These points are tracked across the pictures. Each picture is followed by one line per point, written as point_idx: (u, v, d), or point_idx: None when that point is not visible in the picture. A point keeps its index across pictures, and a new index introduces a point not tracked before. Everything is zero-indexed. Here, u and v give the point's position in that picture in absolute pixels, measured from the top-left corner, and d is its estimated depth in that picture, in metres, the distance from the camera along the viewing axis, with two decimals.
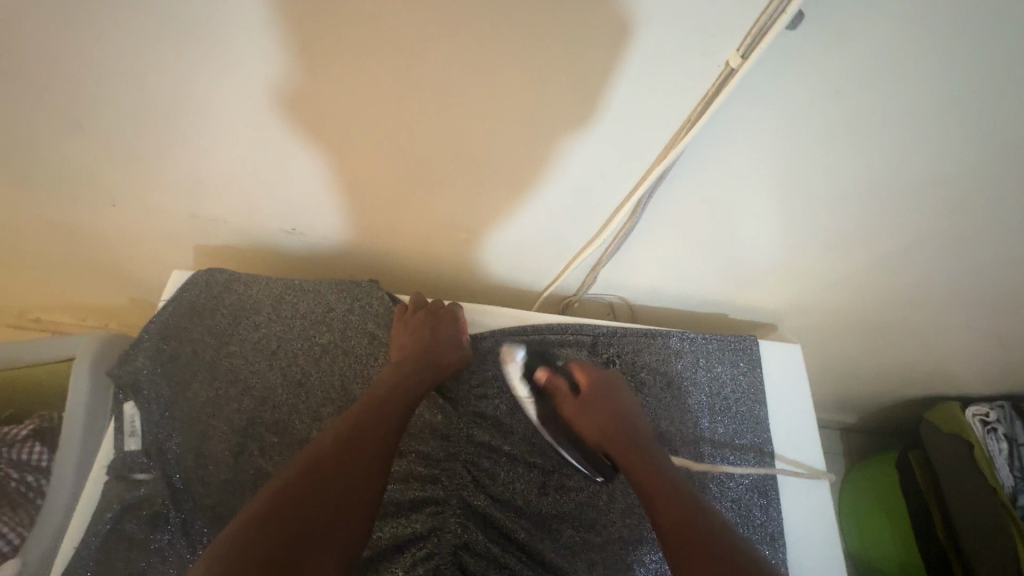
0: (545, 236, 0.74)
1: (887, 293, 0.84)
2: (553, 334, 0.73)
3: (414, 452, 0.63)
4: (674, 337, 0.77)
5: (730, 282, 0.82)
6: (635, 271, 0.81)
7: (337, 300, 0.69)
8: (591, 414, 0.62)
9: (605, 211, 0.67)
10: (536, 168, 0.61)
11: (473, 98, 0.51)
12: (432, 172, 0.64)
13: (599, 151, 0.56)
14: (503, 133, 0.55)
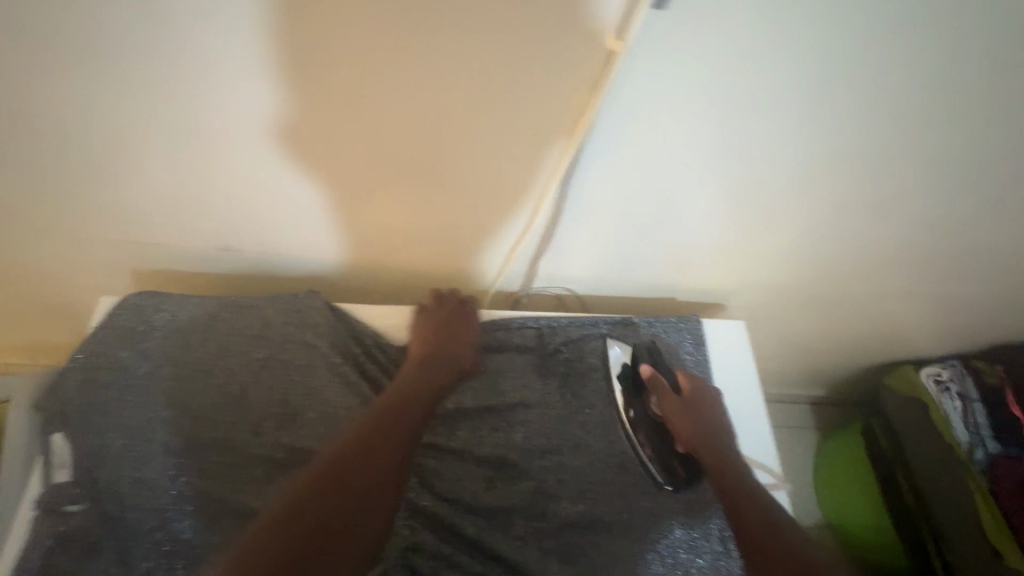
0: (480, 233, 0.74)
1: (823, 262, 0.86)
2: (496, 330, 0.74)
3: None
4: (617, 323, 0.78)
5: (671, 264, 0.83)
6: (577, 261, 0.81)
7: (275, 313, 0.69)
8: (689, 416, 0.68)
9: (529, 201, 0.68)
10: (458, 158, 0.62)
11: (387, 77, 0.54)
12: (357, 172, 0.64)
13: (515, 134, 0.59)
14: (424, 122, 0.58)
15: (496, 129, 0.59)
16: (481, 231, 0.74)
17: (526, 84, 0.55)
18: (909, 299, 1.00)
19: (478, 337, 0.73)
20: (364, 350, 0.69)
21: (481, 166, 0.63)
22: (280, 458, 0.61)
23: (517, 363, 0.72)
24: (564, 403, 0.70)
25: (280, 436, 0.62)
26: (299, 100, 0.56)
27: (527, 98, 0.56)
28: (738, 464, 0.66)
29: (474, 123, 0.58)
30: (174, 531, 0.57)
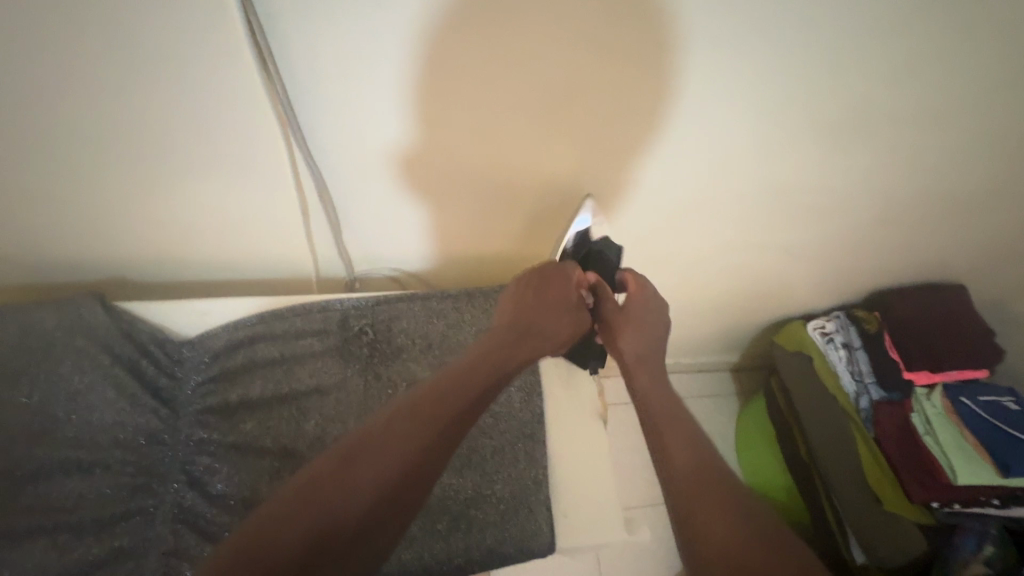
0: (257, 213, 0.67)
1: (657, 206, 0.80)
2: (292, 315, 0.69)
3: (121, 464, 0.59)
4: (431, 298, 0.73)
5: (486, 233, 0.79)
6: (381, 235, 0.75)
7: (44, 319, 0.63)
8: (624, 325, 0.64)
9: (283, 172, 0.62)
10: (181, 131, 0.56)
11: (34, 46, 0.47)
12: (80, 156, 0.58)
13: (225, 100, 0.53)
14: (114, 92, 0.52)
15: (186, 89, 0.52)
16: (257, 213, 0.67)
17: (179, 35, 0.47)
18: (774, 237, 0.95)
19: (269, 325, 0.68)
20: (141, 352, 0.65)
21: (204, 134, 0.57)
22: (28, 473, 0.57)
23: (315, 348, 0.68)
24: (366, 384, 0.68)
25: (33, 449, 0.58)
26: None
27: (189, 49, 0.49)
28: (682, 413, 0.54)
29: (152, 79, 0.51)
30: None
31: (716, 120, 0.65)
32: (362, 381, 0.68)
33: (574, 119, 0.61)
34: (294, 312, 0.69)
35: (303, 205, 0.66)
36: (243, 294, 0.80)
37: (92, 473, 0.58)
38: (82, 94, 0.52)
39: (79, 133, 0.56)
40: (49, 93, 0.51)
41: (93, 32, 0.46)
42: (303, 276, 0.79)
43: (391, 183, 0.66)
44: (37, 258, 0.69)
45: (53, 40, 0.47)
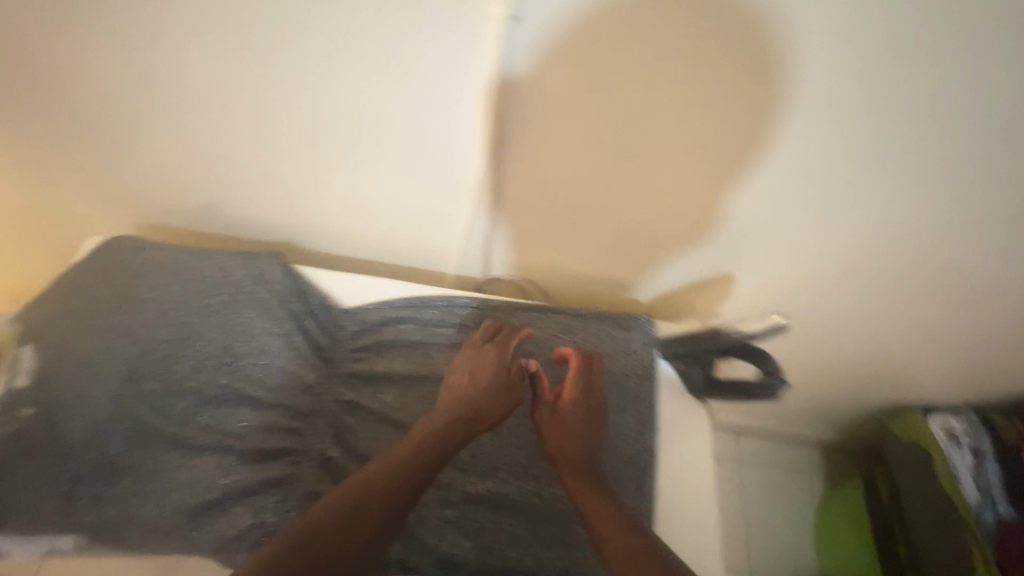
0: (428, 210, 0.75)
1: (798, 271, 0.76)
2: (437, 304, 0.75)
3: (282, 406, 0.67)
4: (561, 313, 0.78)
5: (619, 267, 0.81)
6: (524, 249, 0.79)
7: (237, 268, 0.74)
8: (559, 425, 0.62)
9: (468, 175, 0.69)
10: (397, 128, 0.65)
11: (318, 42, 0.57)
12: (308, 134, 0.68)
13: (445, 108, 0.61)
14: (360, 86, 0.61)
15: (409, 87, 0.60)
16: (427, 211, 0.75)
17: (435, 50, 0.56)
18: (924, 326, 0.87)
19: (416, 309, 0.75)
20: (310, 311, 0.74)
21: (405, 126, 0.64)
22: (212, 396, 0.66)
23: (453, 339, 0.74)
24: None
25: (217, 377, 0.67)
26: (249, 64, 0.60)
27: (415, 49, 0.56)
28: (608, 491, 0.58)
29: (392, 78, 0.59)
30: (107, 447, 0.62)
31: (833, 186, 0.62)
32: None
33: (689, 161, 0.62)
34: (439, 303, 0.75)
35: (471, 210, 0.73)
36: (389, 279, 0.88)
37: (260, 408, 0.67)
38: (316, 78, 0.61)
39: (302, 110, 0.65)
40: (292, 72, 0.61)
41: (364, 32, 0.55)
42: (442, 273, 0.86)
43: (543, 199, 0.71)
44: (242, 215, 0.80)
45: (329, 34, 0.56)
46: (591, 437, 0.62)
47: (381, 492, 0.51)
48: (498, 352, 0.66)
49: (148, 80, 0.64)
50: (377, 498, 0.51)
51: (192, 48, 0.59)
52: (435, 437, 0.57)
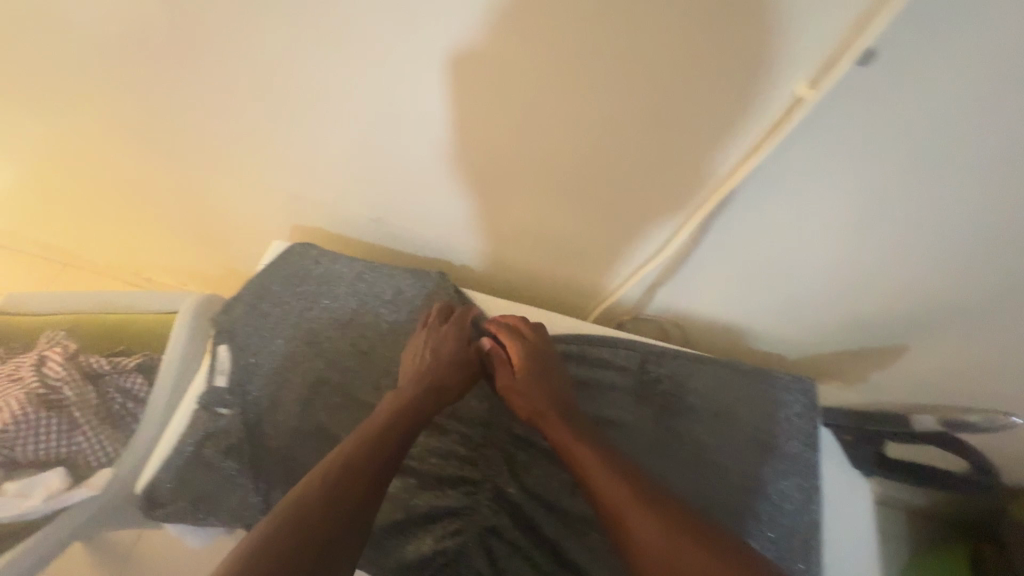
0: (608, 249, 0.75)
1: (991, 370, 0.71)
2: (604, 346, 0.76)
3: (455, 433, 0.67)
4: (723, 365, 0.76)
5: (783, 326, 0.79)
6: (692, 294, 0.79)
7: (406, 284, 0.73)
8: (528, 390, 0.63)
9: (667, 227, 0.68)
10: (609, 176, 0.65)
11: (563, 94, 0.57)
12: (510, 168, 0.68)
13: (673, 168, 0.60)
14: (589, 138, 0.61)
15: (644, 145, 0.59)
16: (606, 250, 0.76)
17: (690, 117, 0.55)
18: None
19: (581, 349, 0.76)
20: None
21: (618, 177, 0.64)
22: None
23: (618, 382, 0.75)
24: (657, 429, 0.73)
25: (395, 394, 0.68)
26: (482, 102, 0.61)
27: (684, 95, 0.53)
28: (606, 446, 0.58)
29: (627, 138, 0.59)
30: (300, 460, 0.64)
31: (879, 206, 0.56)
32: (653, 424, 0.73)
33: (601, 153, 0.62)
34: (606, 345, 0.76)
35: (653, 259, 0.72)
36: (542, 299, 0.90)
37: (436, 432, 0.67)
38: (556, 110, 0.59)
39: (529, 137, 0.63)
40: (534, 100, 0.59)
41: (619, 92, 0.55)
42: (597, 304, 0.86)
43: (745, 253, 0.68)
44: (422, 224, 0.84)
45: (580, 88, 0.56)
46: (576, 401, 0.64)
47: (347, 465, 0.53)
48: (455, 337, 0.67)
49: (379, 99, 0.65)
50: (368, 467, 0.54)
51: (429, 81, 0.61)
52: (410, 408, 0.60)
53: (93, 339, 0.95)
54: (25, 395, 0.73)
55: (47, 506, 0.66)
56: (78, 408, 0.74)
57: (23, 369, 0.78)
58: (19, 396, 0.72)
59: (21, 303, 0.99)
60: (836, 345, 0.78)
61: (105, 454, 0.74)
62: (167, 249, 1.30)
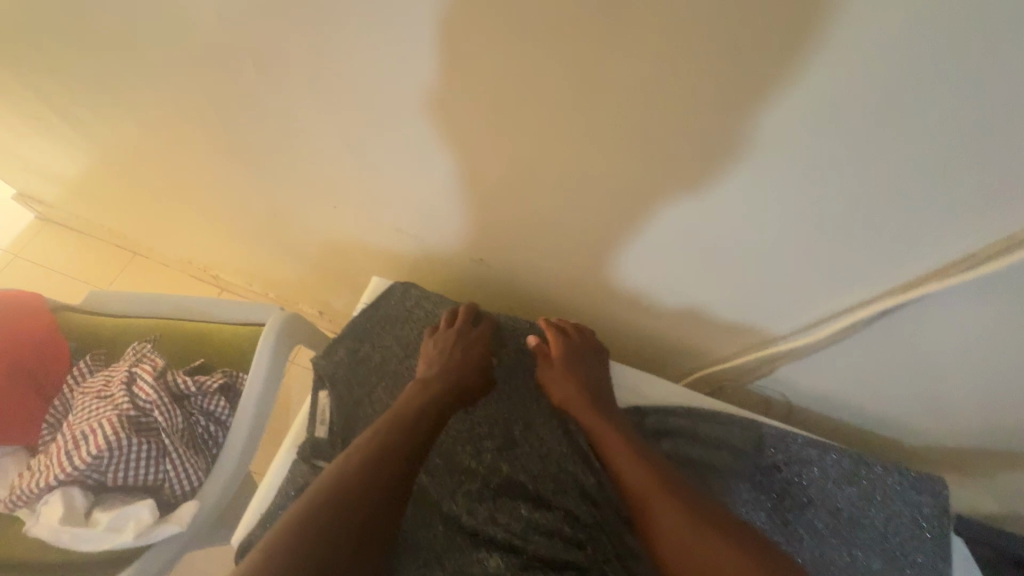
0: (736, 318, 0.72)
1: None
2: (715, 423, 0.73)
3: (562, 510, 0.62)
4: (847, 458, 0.69)
5: (917, 421, 0.74)
6: (822, 377, 0.74)
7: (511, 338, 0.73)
8: (563, 382, 0.67)
9: (826, 310, 0.63)
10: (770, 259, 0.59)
11: (752, 181, 0.51)
12: (652, 237, 0.64)
13: (857, 262, 0.55)
14: (764, 224, 0.55)
15: (830, 237, 0.53)
16: (732, 319, 0.72)
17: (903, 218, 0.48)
18: None
19: (692, 423, 0.73)
20: None
21: (785, 259, 0.59)
22: (495, 483, 0.63)
23: (730, 464, 0.71)
24: (772, 522, 0.68)
25: (499, 462, 0.64)
26: (648, 177, 0.55)
27: (892, 214, 0.48)
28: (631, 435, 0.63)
29: (814, 228, 0.53)
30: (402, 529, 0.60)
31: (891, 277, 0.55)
32: (768, 517, 0.68)
33: (767, 237, 0.56)
34: (719, 422, 0.72)
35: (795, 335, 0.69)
36: (641, 348, 0.89)
37: (542, 508, 0.62)
38: (728, 207, 0.55)
39: (688, 222, 0.59)
40: (709, 198, 0.55)
41: (825, 186, 0.48)
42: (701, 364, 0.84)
43: (895, 350, 0.64)
44: (531, 269, 0.82)
45: (776, 178, 0.50)
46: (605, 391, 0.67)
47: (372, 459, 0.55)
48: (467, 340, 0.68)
49: (518, 163, 0.61)
50: (401, 448, 0.57)
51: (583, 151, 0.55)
52: (449, 387, 0.64)
53: (183, 355, 0.94)
54: (116, 418, 0.70)
55: (136, 541, 0.64)
56: (167, 434, 0.73)
57: (113, 387, 0.76)
58: (109, 419, 0.70)
59: (105, 309, 0.98)
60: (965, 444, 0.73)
61: (190, 482, 0.73)
62: (239, 258, 1.28)
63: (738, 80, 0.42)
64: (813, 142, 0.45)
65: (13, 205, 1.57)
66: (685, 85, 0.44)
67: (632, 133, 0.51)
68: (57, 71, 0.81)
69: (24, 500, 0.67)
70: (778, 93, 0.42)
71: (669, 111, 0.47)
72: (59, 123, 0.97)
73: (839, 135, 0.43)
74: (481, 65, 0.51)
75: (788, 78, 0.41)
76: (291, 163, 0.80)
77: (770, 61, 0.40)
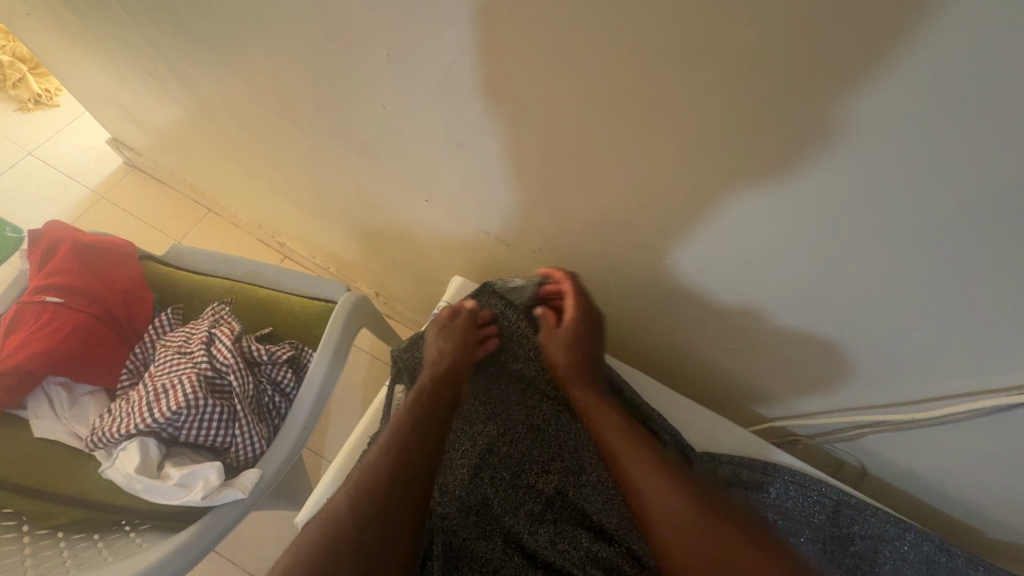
0: (827, 375, 0.69)
1: None
2: (793, 482, 0.69)
3: (626, 547, 0.61)
4: (927, 542, 0.64)
5: (1011, 515, 0.68)
6: (909, 453, 0.70)
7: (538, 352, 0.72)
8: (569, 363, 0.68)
9: (933, 383, 0.61)
10: (886, 318, 0.57)
11: (887, 245, 0.50)
12: (760, 281, 0.62)
13: (982, 338, 0.53)
14: (892, 287, 0.53)
15: (957, 310, 0.51)
16: (821, 373, 0.70)
17: None
18: None
19: (769, 480, 0.69)
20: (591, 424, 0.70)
21: (898, 325, 0.57)
22: (557, 505, 0.63)
23: (804, 527, 0.67)
24: None
25: (565, 486, 0.63)
26: (770, 225, 0.54)
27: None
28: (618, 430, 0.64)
29: (942, 298, 0.51)
30: (462, 539, 0.60)
31: (1009, 359, 0.53)
32: None
33: (885, 297, 0.55)
34: (796, 481, 0.69)
35: (890, 405, 0.67)
36: (712, 388, 0.86)
37: (606, 540, 0.62)
38: (848, 265, 0.54)
39: (806, 271, 0.58)
40: (840, 251, 0.53)
41: (970, 258, 0.46)
42: (775, 414, 0.81)
43: (1001, 440, 0.60)
44: (612, 292, 0.80)
45: (918, 244, 0.48)
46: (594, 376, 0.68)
47: (395, 463, 0.57)
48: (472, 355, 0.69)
49: (629, 187, 0.60)
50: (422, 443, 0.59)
51: (707, 187, 0.54)
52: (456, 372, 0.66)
53: (251, 322, 0.95)
54: (195, 377, 0.72)
55: (203, 500, 0.66)
56: (238, 400, 0.74)
57: (192, 345, 0.78)
58: (189, 377, 0.72)
59: (186, 266, 1.02)
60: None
61: (254, 449, 0.75)
62: (310, 232, 1.31)
63: (905, 147, 0.41)
64: (964, 212, 0.43)
65: (106, 148, 1.64)
66: (857, 143, 0.43)
67: (780, 178, 0.49)
68: (180, 33, 0.83)
69: (103, 442, 0.71)
70: (956, 167, 0.40)
71: (830, 166, 0.45)
72: (170, 81, 1.01)
73: (1000, 210, 0.41)
74: (628, 86, 0.48)
75: (983, 154, 0.39)
76: (387, 154, 0.80)
77: (964, 136, 0.38)
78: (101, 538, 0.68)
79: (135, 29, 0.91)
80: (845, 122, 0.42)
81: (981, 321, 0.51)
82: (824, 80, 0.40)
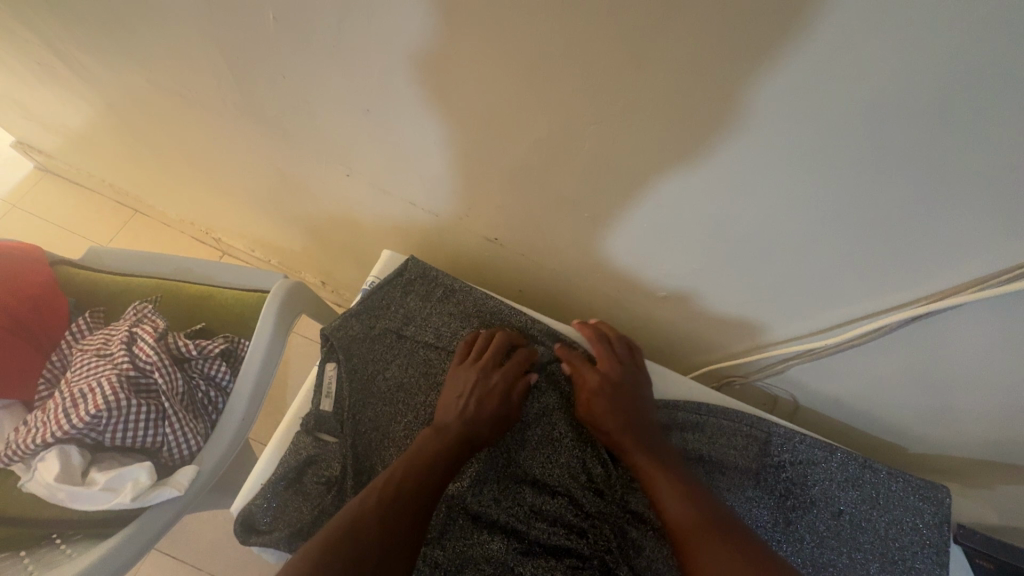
0: (752, 314, 0.71)
1: None
2: (726, 420, 0.72)
3: (568, 497, 0.63)
4: (850, 462, 0.68)
5: (924, 425, 0.72)
6: (830, 380, 0.74)
7: (475, 313, 0.72)
8: (606, 403, 0.64)
9: (843, 309, 0.64)
10: (791, 252, 0.59)
11: (783, 180, 0.51)
12: (677, 229, 0.63)
13: (877, 259, 0.55)
14: (791, 221, 0.55)
15: (851, 234, 0.53)
16: (746, 314, 0.72)
17: (921, 212, 0.48)
18: None
19: (702, 419, 0.72)
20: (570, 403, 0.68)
21: (804, 258, 0.59)
22: (501, 465, 0.64)
23: (739, 460, 0.70)
24: (772, 522, 0.67)
25: (509, 447, 0.64)
26: (672, 171, 0.55)
27: (925, 219, 0.48)
28: (674, 467, 0.59)
29: (834, 225, 0.53)
30: None
31: (902, 277, 0.56)
32: (770, 513, 0.68)
33: (785, 232, 0.57)
34: (728, 418, 0.72)
35: (810, 335, 0.69)
36: (653, 341, 0.88)
37: (547, 492, 0.63)
38: (751, 203, 0.55)
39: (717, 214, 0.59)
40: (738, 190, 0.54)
41: (850, 180, 0.48)
42: (711, 360, 0.84)
43: (910, 357, 0.64)
44: (543, 254, 0.80)
45: (806, 174, 0.49)
46: (634, 407, 0.64)
47: (387, 496, 0.53)
48: (482, 373, 0.64)
49: (539, 143, 0.59)
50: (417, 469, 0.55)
51: (608, 135, 0.54)
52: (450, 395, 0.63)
53: (180, 320, 0.91)
54: (116, 377, 0.69)
55: (134, 502, 0.64)
56: (166, 398, 0.71)
57: (112, 346, 0.74)
58: (109, 378, 0.68)
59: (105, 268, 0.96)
60: (966, 457, 0.72)
61: (189, 447, 0.72)
62: (243, 224, 1.25)
63: (770, 72, 0.42)
64: (837, 134, 0.44)
65: (13, 153, 1.53)
66: (750, 80, 0.43)
67: (680, 118, 0.49)
68: (61, 14, 0.77)
69: (21, 455, 0.67)
70: (817, 90, 0.41)
71: (726, 103, 0.46)
72: (63, 70, 0.93)
73: (863, 131, 0.43)
74: (522, 34, 0.47)
75: (878, 90, 0.40)
76: (301, 130, 0.77)
77: (860, 70, 0.39)
78: (29, 554, 0.65)
79: (11, 13, 0.83)
80: (729, 54, 0.41)
81: (871, 243, 0.53)
82: (692, 13, 0.40)
